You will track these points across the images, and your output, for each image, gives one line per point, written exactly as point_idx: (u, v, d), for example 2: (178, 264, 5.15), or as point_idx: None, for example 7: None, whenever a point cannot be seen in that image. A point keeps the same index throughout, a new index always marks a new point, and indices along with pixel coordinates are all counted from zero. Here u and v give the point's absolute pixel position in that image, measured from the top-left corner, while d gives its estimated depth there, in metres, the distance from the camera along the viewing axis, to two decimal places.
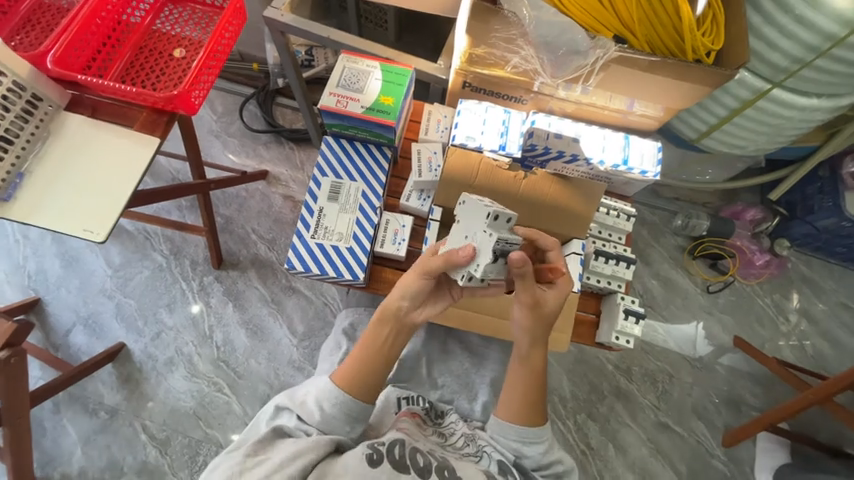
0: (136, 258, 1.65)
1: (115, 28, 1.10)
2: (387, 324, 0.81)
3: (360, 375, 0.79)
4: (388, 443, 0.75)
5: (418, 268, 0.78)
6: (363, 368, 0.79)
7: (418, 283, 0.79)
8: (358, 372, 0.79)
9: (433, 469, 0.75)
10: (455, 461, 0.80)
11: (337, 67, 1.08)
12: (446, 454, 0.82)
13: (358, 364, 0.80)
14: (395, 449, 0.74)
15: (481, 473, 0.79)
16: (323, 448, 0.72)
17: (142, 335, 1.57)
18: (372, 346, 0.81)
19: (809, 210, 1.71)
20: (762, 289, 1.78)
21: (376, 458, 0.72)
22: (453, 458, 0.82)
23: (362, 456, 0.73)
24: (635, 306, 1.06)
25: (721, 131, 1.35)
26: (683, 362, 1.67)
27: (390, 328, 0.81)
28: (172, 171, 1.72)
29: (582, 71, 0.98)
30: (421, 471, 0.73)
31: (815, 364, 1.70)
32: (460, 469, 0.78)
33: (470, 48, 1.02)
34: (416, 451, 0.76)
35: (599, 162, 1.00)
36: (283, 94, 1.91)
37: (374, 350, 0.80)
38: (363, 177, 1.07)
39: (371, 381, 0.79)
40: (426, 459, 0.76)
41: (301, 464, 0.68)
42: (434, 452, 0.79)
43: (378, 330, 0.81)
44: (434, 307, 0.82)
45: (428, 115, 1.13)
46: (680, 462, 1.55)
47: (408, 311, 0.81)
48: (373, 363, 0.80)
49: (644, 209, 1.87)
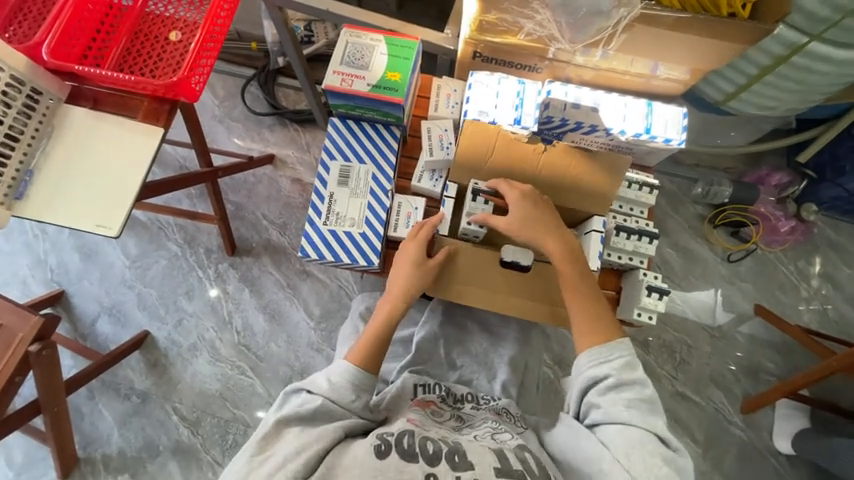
0: (151, 249, 1.68)
1: (108, 13, 1.06)
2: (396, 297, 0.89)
3: (368, 347, 0.84)
4: (397, 434, 0.75)
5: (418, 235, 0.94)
6: (371, 340, 0.85)
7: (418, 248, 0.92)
8: (365, 344, 0.85)
9: (443, 455, 0.73)
10: (467, 443, 0.77)
11: (339, 43, 1.02)
12: (458, 438, 0.80)
13: (366, 337, 0.86)
14: (404, 439, 0.74)
15: (492, 452, 0.75)
16: (328, 437, 0.74)
17: (164, 323, 1.61)
18: (379, 317, 0.88)
19: (840, 172, 1.62)
20: (785, 257, 1.73)
21: (383, 449, 0.72)
22: (465, 441, 0.79)
23: (370, 447, 0.73)
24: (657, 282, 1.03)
25: (750, 91, 1.26)
26: (702, 332, 1.66)
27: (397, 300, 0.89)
28: (179, 159, 1.71)
29: (604, 34, 0.91)
30: (430, 458, 0.72)
31: (839, 330, 1.67)
32: (472, 453, 0.74)
33: (481, 14, 0.93)
34: (426, 439, 0.75)
35: (620, 132, 0.95)
36: (284, 74, 1.85)
37: (381, 321, 0.87)
38: (372, 159, 1.03)
39: (379, 351, 0.85)
40: (436, 446, 0.74)
41: (304, 451, 0.71)
42: (446, 439, 0.77)
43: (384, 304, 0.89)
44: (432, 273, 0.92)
45: (437, 90, 1.07)
46: (698, 429, 1.56)
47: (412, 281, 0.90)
48: (377, 332, 0.86)
49: (662, 178, 1.80)
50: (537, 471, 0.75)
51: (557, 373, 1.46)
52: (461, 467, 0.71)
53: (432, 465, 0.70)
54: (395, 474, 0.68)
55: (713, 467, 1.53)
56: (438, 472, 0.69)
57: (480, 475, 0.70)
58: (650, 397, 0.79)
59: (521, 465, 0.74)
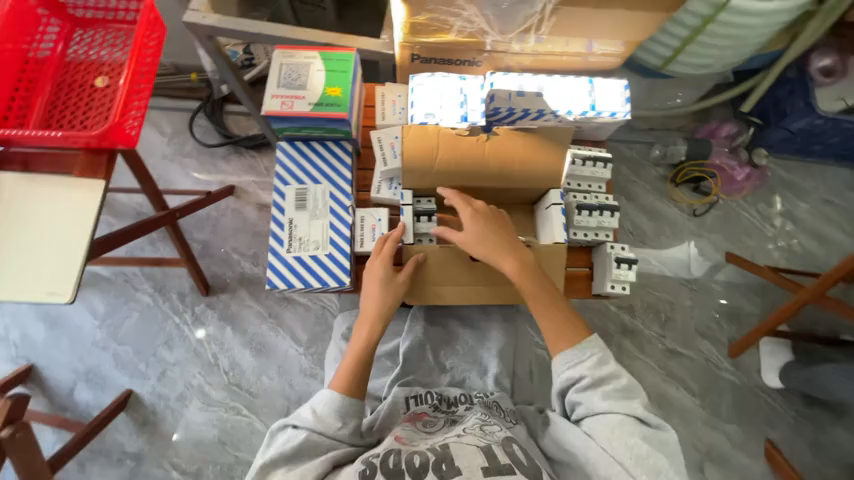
0: (121, 304, 1.60)
1: (24, 68, 1.00)
2: (369, 321, 0.87)
3: (349, 374, 0.82)
4: (382, 455, 0.75)
5: (381, 253, 0.91)
6: (351, 367, 0.83)
7: (383, 267, 0.90)
8: (346, 372, 0.82)
9: (430, 466, 0.72)
10: (456, 447, 0.76)
11: (273, 66, 1.00)
12: (449, 441, 0.79)
13: (347, 365, 0.84)
14: (389, 459, 0.74)
15: (480, 452, 0.74)
16: (315, 471, 0.72)
17: (147, 378, 1.55)
18: (358, 344, 0.86)
19: (782, 115, 1.69)
20: (746, 203, 1.80)
21: (369, 472, 0.71)
22: (456, 443, 0.78)
23: (355, 473, 0.71)
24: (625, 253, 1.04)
25: (686, 53, 1.30)
26: (682, 288, 1.71)
27: (371, 324, 0.87)
28: (134, 206, 1.64)
29: (531, 20, 0.92)
30: (416, 471, 0.71)
31: (805, 263, 1.75)
32: (460, 457, 0.73)
33: (410, 17, 0.91)
34: (413, 453, 0.75)
35: (567, 112, 0.97)
36: (231, 101, 1.80)
37: (359, 347, 0.85)
38: (327, 178, 1.01)
39: (361, 375, 0.83)
40: (424, 458, 0.74)
41: None
42: (435, 447, 0.77)
43: (360, 330, 0.86)
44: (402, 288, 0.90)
45: (381, 98, 1.05)
46: (693, 381, 1.61)
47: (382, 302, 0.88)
48: (357, 358, 0.84)
49: (621, 146, 1.84)
50: (528, 463, 0.74)
51: None
52: (448, 474, 0.70)
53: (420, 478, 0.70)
54: None
55: (712, 415, 1.58)
56: None
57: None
58: (626, 386, 0.80)
59: (509, 459, 0.74)
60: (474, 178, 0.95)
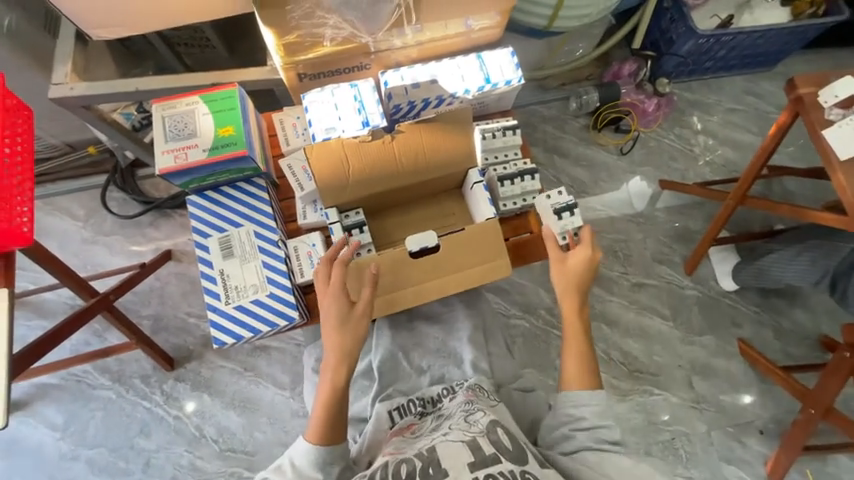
0: (80, 406, 1.49)
1: None
2: (335, 363, 0.81)
3: (325, 423, 0.80)
4: (369, 474, 0.77)
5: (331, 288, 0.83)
6: (325, 416, 0.80)
7: (337, 304, 0.82)
8: (324, 423, 0.80)
9: (418, 473, 0.73)
10: (442, 446, 0.77)
11: (155, 120, 0.94)
12: (435, 442, 0.79)
13: (321, 414, 0.80)
14: (376, 476, 0.76)
15: (465, 445, 0.76)
16: None
17: (131, 473, 1.45)
18: (329, 393, 0.80)
19: (670, 42, 1.81)
20: (663, 130, 1.92)
21: None
22: (441, 441, 0.79)
23: None
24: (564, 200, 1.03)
25: (566, 8, 1.36)
26: (629, 223, 1.80)
27: (336, 367, 0.81)
28: (65, 301, 1.52)
29: (397, 13, 0.92)
30: None
31: (728, 170, 1.89)
32: (447, 455, 0.75)
33: (280, 40, 0.92)
34: (399, 465, 0.76)
35: (464, 92, 0.98)
36: (142, 165, 1.70)
37: (330, 396, 0.80)
38: (248, 219, 0.97)
39: (339, 421, 0.81)
40: (410, 466, 0.75)
41: None
42: (420, 451, 0.78)
43: (327, 375, 0.81)
44: (365, 323, 0.83)
45: (280, 124, 1.03)
46: (661, 306, 1.71)
47: (341, 342, 0.81)
48: (329, 408, 0.80)
49: (540, 108, 1.91)
50: (512, 446, 0.76)
51: (530, 321, 1.51)
52: (436, 478, 0.72)
53: None
54: None
55: (686, 331, 1.68)
56: None
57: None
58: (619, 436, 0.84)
59: (493, 447, 0.75)
60: (391, 181, 0.96)
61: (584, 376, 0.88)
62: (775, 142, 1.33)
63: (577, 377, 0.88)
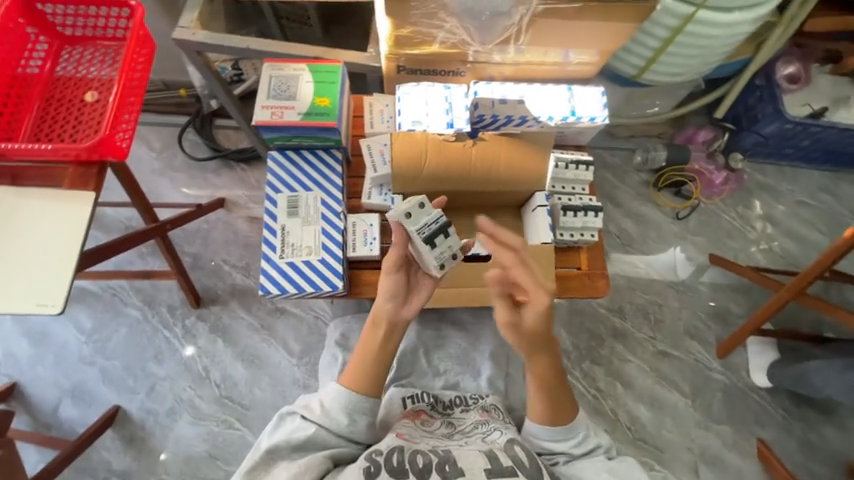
0: (109, 318, 1.58)
1: (12, 84, 1.01)
2: (382, 324, 0.82)
3: (362, 375, 0.81)
4: (386, 452, 0.75)
5: (389, 264, 0.80)
6: (364, 371, 0.81)
7: (395, 278, 0.80)
8: (359, 371, 0.81)
9: (433, 467, 0.73)
10: (457, 451, 0.78)
11: (262, 78, 1.03)
12: (450, 446, 0.80)
13: (358, 367, 0.82)
14: (393, 456, 0.74)
15: (483, 455, 0.76)
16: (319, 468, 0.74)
17: (136, 393, 1.52)
18: (370, 348, 0.82)
19: (754, 120, 1.77)
20: (725, 205, 1.87)
21: (374, 470, 0.72)
22: (456, 448, 0.80)
23: (360, 470, 0.72)
24: (433, 220, 0.75)
25: (659, 62, 1.37)
26: (668, 289, 1.75)
27: (383, 327, 0.82)
28: (123, 220, 1.63)
29: (510, 31, 0.98)
30: (420, 473, 0.72)
31: (785, 262, 1.81)
32: (462, 459, 0.75)
33: (395, 31, 0.97)
34: (415, 453, 0.76)
35: (548, 118, 1.02)
36: (221, 115, 1.81)
37: (372, 353, 0.82)
38: (318, 185, 1.04)
39: (377, 376, 0.81)
40: (426, 459, 0.75)
41: None
42: (436, 449, 0.78)
43: (372, 332, 0.82)
44: (419, 297, 0.83)
45: (369, 107, 1.09)
46: (683, 381, 1.64)
47: (396, 309, 0.81)
48: (371, 363, 0.81)
49: (604, 154, 1.91)
50: (529, 464, 0.75)
51: None
52: (451, 475, 0.71)
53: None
54: None
55: (703, 415, 1.60)
56: None
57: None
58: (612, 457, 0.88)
59: (511, 462, 0.75)
60: (462, 183, 1.00)
61: (552, 412, 0.87)
62: (848, 246, 1.27)
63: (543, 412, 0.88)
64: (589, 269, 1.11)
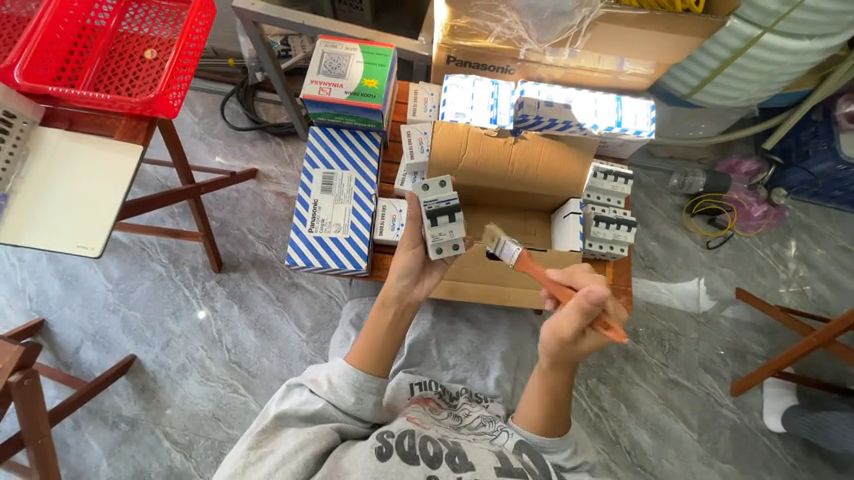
0: (135, 270, 1.64)
1: (80, 34, 1.06)
2: (392, 306, 0.84)
3: (370, 351, 0.82)
4: (397, 435, 0.76)
5: (406, 242, 0.84)
6: (371, 344, 0.82)
7: (412, 258, 0.83)
8: (366, 347, 0.82)
9: (444, 456, 0.74)
10: (467, 444, 0.79)
11: (315, 53, 1.06)
12: (458, 438, 0.81)
13: (366, 343, 0.83)
14: (404, 440, 0.75)
15: (492, 453, 0.77)
16: (324, 440, 0.74)
17: (151, 346, 1.58)
18: (379, 327, 0.83)
19: (804, 156, 1.70)
20: (761, 241, 1.79)
21: (385, 451, 0.73)
22: (465, 441, 0.81)
23: (371, 450, 0.73)
24: (445, 200, 0.78)
25: (713, 83, 1.32)
26: (688, 318, 1.70)
27: (395, 307, 0.83)
28: (159, 179, 1.69)
29: (569, 32, 0.96)
30: (430, 460, 0.73)
31: (817, 308, 1.73)
32: (472, 454, 0.76)
33: (451, 20, 0.96)
34: (426, 440, 0.76)
35: (592, 126, 1.02)
36: (263, 89, 1.85)
37: (383, 331, 0.83)
38: (354, 166, 1.06)
39: (383, 355, 0.82)
40: (437, 447, 0.75)
41: (303, 458, 0.70)
42: (446, 439, 0.78)
43: (382, 312, 0.84)
44: (432, 278, 0.85)
45: (414, 95, 1.10)
46: (692, 414, 1.59)
47: (407, 289, 0.83)
48: (380, 339, 0.82)
49: (639, 172, 1.86)
50: (538, 469, 0.77)
51: None
52: (461, 468, 0.72)
53: (434, 467, 0.72)
54: (396, 477, 0.69)
55: (709, 451, 1.55)
56: (439, 474, 0.71)
57: (480, 475, 0.72)
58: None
59: (521, 465, 0.76)
60: (495, 179, 1.00)
61: (546, 418, 0.82)
62: None
63: (532, 421, 0.83)
64: (613, 284, 1.12)
